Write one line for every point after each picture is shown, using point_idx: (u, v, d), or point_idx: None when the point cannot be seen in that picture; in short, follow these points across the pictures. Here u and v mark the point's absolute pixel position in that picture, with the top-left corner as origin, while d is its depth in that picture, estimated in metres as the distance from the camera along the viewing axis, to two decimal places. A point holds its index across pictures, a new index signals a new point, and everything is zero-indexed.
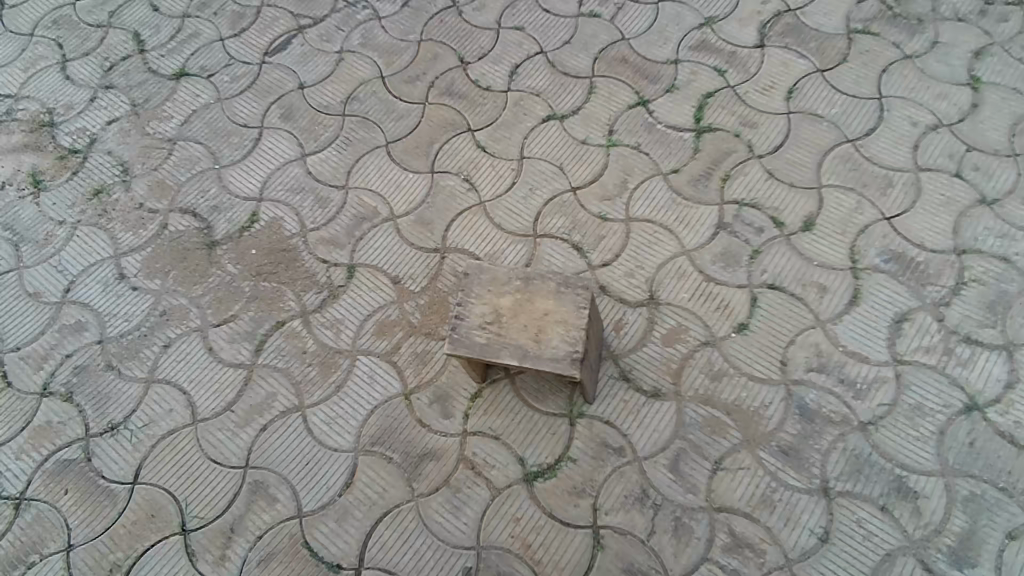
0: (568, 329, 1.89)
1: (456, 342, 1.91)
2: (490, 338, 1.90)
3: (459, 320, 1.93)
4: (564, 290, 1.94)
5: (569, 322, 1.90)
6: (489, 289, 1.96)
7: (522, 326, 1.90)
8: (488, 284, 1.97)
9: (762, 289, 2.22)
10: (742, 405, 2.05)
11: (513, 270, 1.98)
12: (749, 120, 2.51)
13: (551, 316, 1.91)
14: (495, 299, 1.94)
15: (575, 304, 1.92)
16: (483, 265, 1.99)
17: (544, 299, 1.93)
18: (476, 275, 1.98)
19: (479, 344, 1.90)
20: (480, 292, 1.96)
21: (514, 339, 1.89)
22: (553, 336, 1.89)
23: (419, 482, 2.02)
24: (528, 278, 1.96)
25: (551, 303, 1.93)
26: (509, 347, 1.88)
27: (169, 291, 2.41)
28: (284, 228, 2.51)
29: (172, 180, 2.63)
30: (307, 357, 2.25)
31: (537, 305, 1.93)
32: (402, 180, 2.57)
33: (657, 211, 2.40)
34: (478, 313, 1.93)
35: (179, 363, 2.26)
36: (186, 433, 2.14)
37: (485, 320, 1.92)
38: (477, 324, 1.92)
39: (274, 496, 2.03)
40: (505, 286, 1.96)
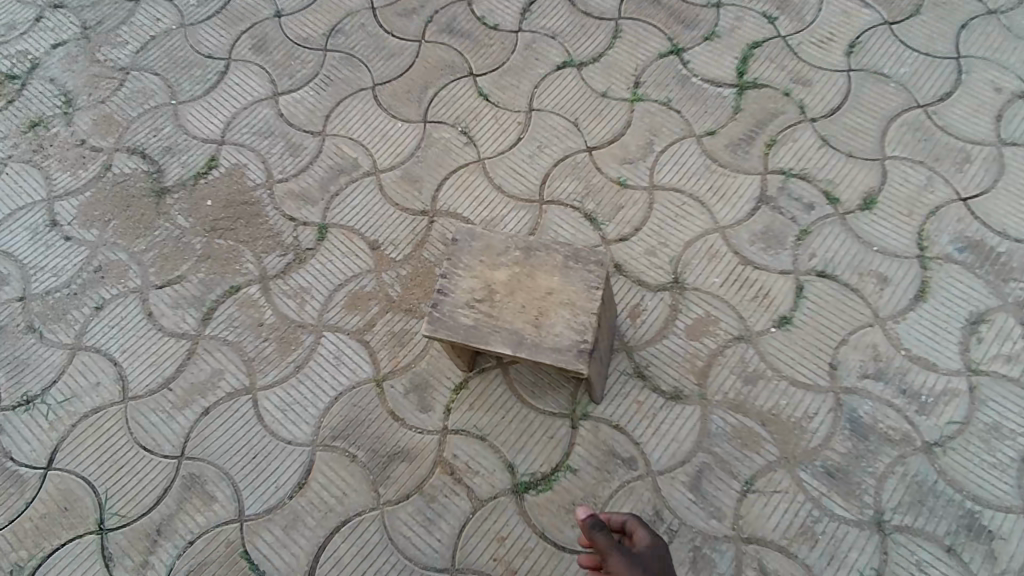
0: (576, 313, 1.53)
1: (438, 322, 1.55)
2: (479, 319, 1.54)
3: (443, 295, 1.57)
4: (573, 264, 1.58)
5: (577, 305, 1.54)
6: (480, 259, 1.60)
7: (519, 306, 1.55)
8: (480, 253, 1.60)
9: (809, 277, 1.86)
10: (781, 414, 1.70)
11: (512, 238, 1.61)
12: (802, 77, 2.13)
13: (555, 296, 1.55)
14: (488, 272, 1.59)
15: (585, 282, 1.56)
16: (475, 231, 1.63)
17: (547, 275, 1.57)
18: (467, 241, 1.62)
19: (465, 327, 1.54)
20: (469, 263, 1.60)
21: (509, 322, 1.54)
22: (556, 320, 1.53)
23: (386, 487, 1.68)
24: (529, 248, 1.60)
25: (557, 281, 1.57)
26: (501, 332, 1.53)
27: (107, 244, 2.05)
28: (247, 177, 2.14)
29: (121, 116, 2.26)
30: (264, 331, 1.90)
31: (538, 282, 1.57)
32: (388, 129, 2.20)
33: (687, 179, 2.03)
34: (466, 289, 1.57)
35: (112, 329, 1.92)
36: (113, 413, 1.79)
37: (474, 296, 1.56)
38: (464, 301, 1.56)
39: (210, 495, 1.69)
40: (501, 257, 1.60)
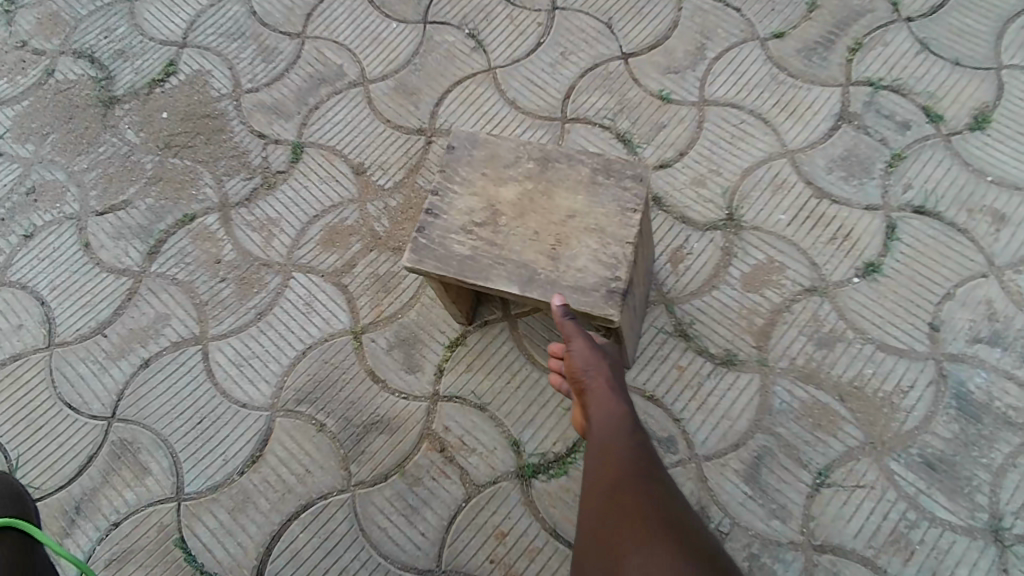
0: (604, 243, 1.16)
1: (424, 251, 1.19)
2: (477, 248, 1.18)
3: (432, 217, 1.21)
4: (602, 180, 1.20)
5: (606, 232, 1.17)
6: (481, 172, 1.23)
7: (529, 232, 1.18)
8: (482, 164, 1.24)
9: (904, 215, 1.46)
10: (866, 387, 1.33)
11: (524, 146, 1.24)
12: None
13: (576, 220, 1.18)
14: (490, 188, 1.22)
15: (618, 204, 1.19)
16: (476, 137, 1.26)
17: (567, 194, 1.20)
18: (465, 149, 1.25)
19: (458, 258, 1.18)
20: (467, 176, 1.23)
21: (516, 252, 1.17)
22: (578, 252, 1.16)
23: (359, 465, 1.35)
24: (545, 158, 1.23)
25: (580, 201, 1.19)
26: (505, 265, 1.16)
27: (42, 161, 1.71)
28: (210, 85, 1.78)
29: (69, 13, 1.89)
30: (220, 269, 1.56)
31: (556, 202, 1.19)
32: (381, 31, 1.81)
33: (746, 93, 1.62)
34: (461, 209, 1.21)
35: (42, 262, 1.59)
36: (35, 362, 1.48)
37: (472, 218, 1.20)
38: (458, 224, 1.20)
39: (144, 467, 1.38)
40: (508, 170, 1.23)
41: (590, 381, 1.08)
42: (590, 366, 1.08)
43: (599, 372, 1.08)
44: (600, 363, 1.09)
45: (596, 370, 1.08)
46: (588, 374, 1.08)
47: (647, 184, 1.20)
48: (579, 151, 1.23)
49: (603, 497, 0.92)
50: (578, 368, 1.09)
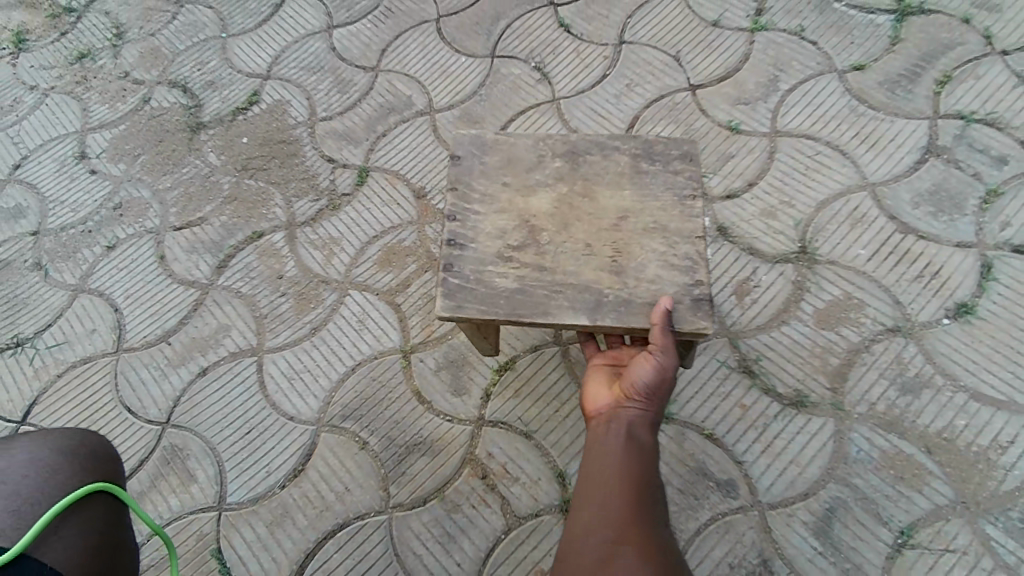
0: (670, 243, 1.15)
1: (462, 293, 1.14)
2: (524, 277, 1.14)
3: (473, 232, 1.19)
4: (647, 170, 1.23)
5: (666, 229, 1.16)
6: (501, 184, 1.23)
7: (581, 245, 1.16)
8: (502, 173, 1.24)
9: (1002, 254, 1.34)
10: (959, 440, 1.19)
11: (541, 144, 1.27)
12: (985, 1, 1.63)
13: (630, 221, 1.17)
14: (519, 200, 1.21)
15: (670, 190, 1.20)
16: (495, 142, 1.28)
17: (610, 190, 1.21)
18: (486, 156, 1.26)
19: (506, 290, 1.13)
20: (486, 192, 1.23)
21: (573, 274, 1.13)
22: (639, 258, 1.14)
23: (399, 487, 1.32)
24: (572, 153, 1.25)
25: (628, 195, 1.20)
26: (565, 289, 1.12)
27: (131, 180, 1.82)
28: (288, 113, 1.87)
29: (168, 49, 2.05)
30: (281, 285, 1.59)
31: (602, 205, 1.19)
32: (450, 65, 1.86)
33: (822, 124, 1.55)
34: (490, 232, 1.18)
35: (120, 272, 1.67)
36: (102, 365, 1.54)
37: (506, 241, 1.17)
38: (496, 250, 1.17)
39: (191, 474, 1.39)
40: (531, 176, 1.23)
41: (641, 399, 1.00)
42: (653, 385, 1.01)
43: (655, 396, 1.01)
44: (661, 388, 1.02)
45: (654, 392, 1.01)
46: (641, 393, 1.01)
47: (693, 162, 1.23)
48: (606, 141, 1.26)
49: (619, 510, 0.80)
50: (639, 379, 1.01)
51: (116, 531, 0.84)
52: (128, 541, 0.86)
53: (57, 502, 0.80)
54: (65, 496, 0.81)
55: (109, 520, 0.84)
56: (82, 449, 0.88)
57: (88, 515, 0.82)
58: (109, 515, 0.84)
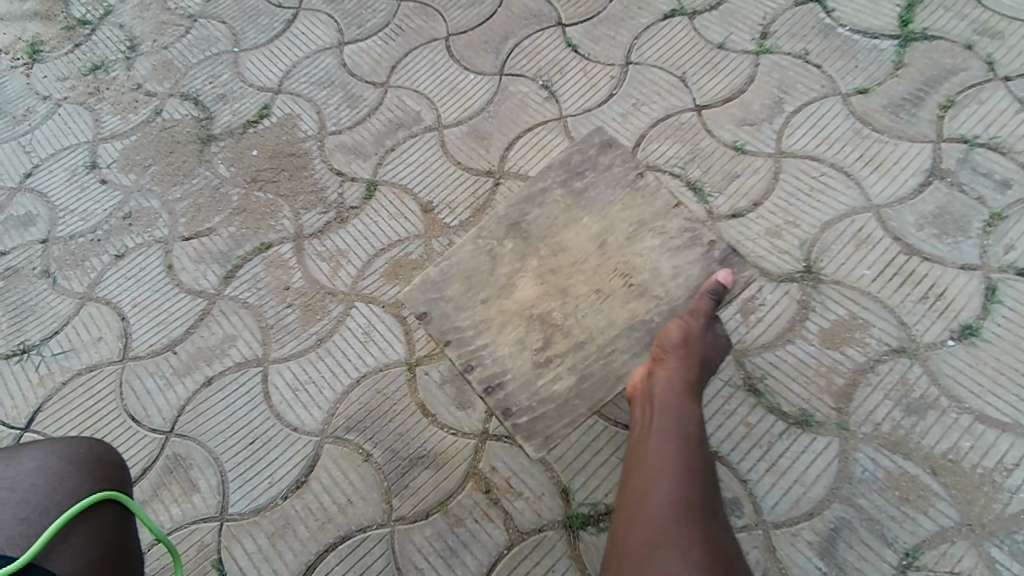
0: (662, 234, 1.27)
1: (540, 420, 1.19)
2: (575, 364, 1.21)
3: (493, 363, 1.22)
4: (584, 188, 1.34)
5: (647, 224, 1.29)
6: (479, 302, 1.27)
7: (592, 292, 1.25)
8: (475, 292, 1.28)
9: (1007, 277, 1.34)
10: (964, 461, 1.18)
11: (482, 244, 1.31)
12: (987, 28, 1.66)
13: (612, 238, 1.28)
14: (506, 305, 1.26)
15: (613, 185, 1.33)
16: (446, 271, 1.30)
17: (570, 228, 1.31)
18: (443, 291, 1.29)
19: (569, 389, 1.19)
20: (471, 318, 1.26)
21: (613, 326, 1.22)
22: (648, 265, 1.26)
23: (403, 499, 1.32)
24: (512, 229, 1.32)
25: (590, 218, 1.31)
26: (614, 347, 1.21)
27: (141, 190, 1.84)
28: (299, 127, 1.90)
29: (181, 62, 2.08)
30: (288, 296, 1.60)
31: (581, 252, 1.28)
32: (459, 82, 1.89)
33: (827, 146, 1.57)
34: (511, 351, 1.22)
35: (128, 281, 1.68)
36: (108, 373, 1.54)
37: (531, 352, 1.22)
38: (528, 363, 1.22)
39: (193, 484, 1.39)
40: (496, 275, 1.28)
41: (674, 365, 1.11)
42: (684, 352, 1.12)
43: (688, 360, 1.11)
44: (693, 353, 1.12)
45: (686, 357, 1.12)
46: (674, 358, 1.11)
47: (612, 148, 1.37)
48: (529, 194, 1.34)
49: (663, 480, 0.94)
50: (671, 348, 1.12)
51: (125, 537, 0.84)
52: (137, 546, 0.86)
53: (64, 511, 0.81)
54: (72, 506, 0.82)
55: (118, 527, 0.84)
56: (92, 457, 0.88)
57: (96, 523, 0.82)
58: (119, 523, 0.85)
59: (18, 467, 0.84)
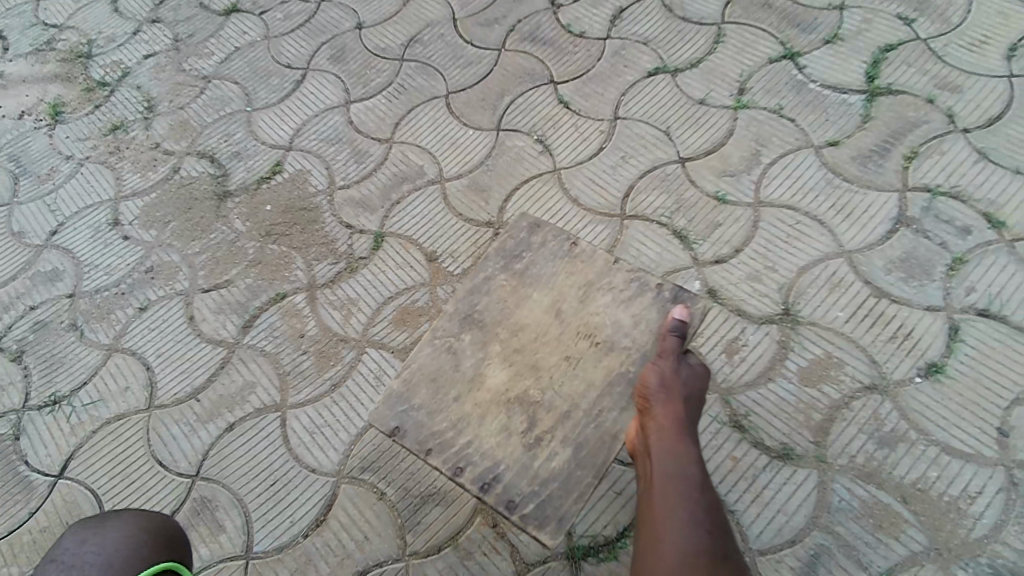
0: (608, 296, 1.39)
1: (548, 502, 1.23)
2: (566, 435, 1.26)
3: (484, 451, 1.27)
4: (525, 268, 1.44)
5: (593, 285, 1.40)
6: (452, 400, 1.32)
7: (564, 360, 1.33)
8: (445, 392, 1.33)
9: (968, 317, 1.46)
10: (933, 490, 1.29)
11: (440, 344, 1.37)
12: (948, 82, 1.78)
13: (565, 306, 1.38)
14: (479, 396, 1.32)
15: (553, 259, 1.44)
16: (409, 379, 1.35)
17: (521, 308, 1.39)
18: (409, 399, 1.33)
19: (568, 462, 1.24)
20: (448, 416, 1.30)
21: (591, 388, 1.30)
22: (609, 319, 1.37)
23: (416, 535, 1.42)
24: (466, 323, 1.39)
25: (538, 294, 1.41)
26: (597, 408, 1.28)
27: (162, 245, 1.95)
28: (309, 182, 2.02)
29: (197, 121, 2.22)
30: (303, 343, 1.71)
31: (540, 333, 1.36)
32: (458, 137, 2.03)
33: (801, 196, 1.70)
34: (497, 440, 1.27)
35: (152, 332, 1.78)
36: (135, 421, 1.63)
37: (518, 437, 1.27)
38: (522, 445, 1.26)
39: (219, 524, 1.48)
40: (463, 369, 1.34)
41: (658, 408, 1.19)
42: (663, 395, 1.20)
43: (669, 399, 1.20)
44: (671, 392, 1.21)
45: (666, 397, 1.20)
46: (657, 401, 1.19)
47: (540, 228, 1.48)
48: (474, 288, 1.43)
49: (670, 532, 1.04)
50: (652, 392, 1.20)
51: None
52: None
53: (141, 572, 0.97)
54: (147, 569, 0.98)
55: None
56: (158, 531, 1.05)
57: None
58: None
59: (103, 536, 0.99)
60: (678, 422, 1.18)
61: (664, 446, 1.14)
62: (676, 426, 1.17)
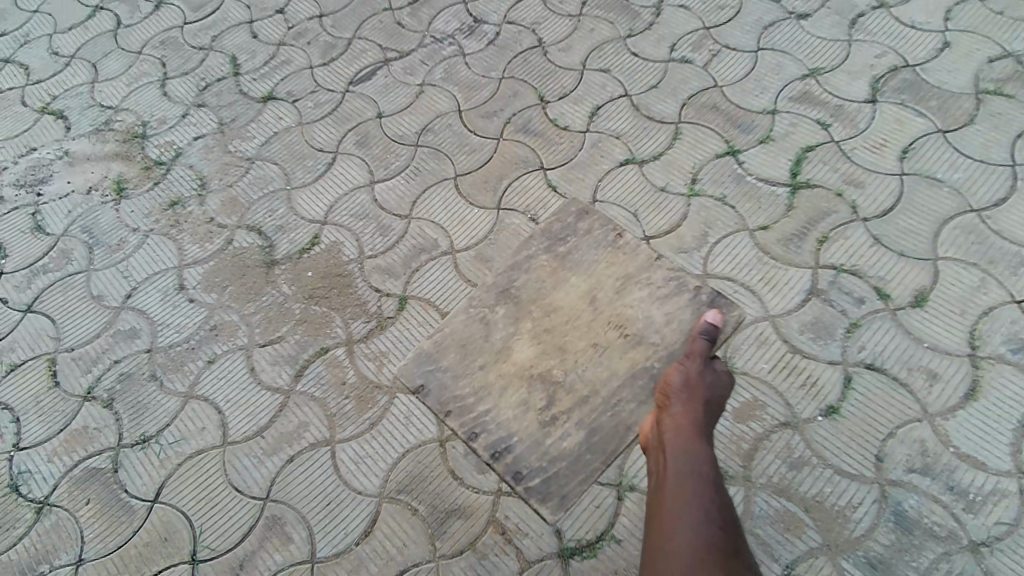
0: (632, 288, 1.91)
1: (552, 480, 1.69)
2: (579, 417, 1.75)
3: (498, 422, 1.76)
4: (566, 255, 1.98)
5: (630, 278, 1.92)
6: (479, 366, 1.84)
7: (589, 343, 1.84)
8: (481, 354, 1.85)
9: (859, 369, 1.93)
10: (826, 502, 1.76)
11: (477, 314, 1.91)
12: (853, 179, 2.26)
13: (600, 294, 1.91)
14: (505, 366, 1.83)
15: (595, 247, 1.99)
16: (444, 343, 1.88)
17: (559, 289, 1.93)
18: (440, 360, 1.86)
19: (579, 443, 1.71)
20: (473, 381, 1.82)
21: (611, 373, 1.80)
22: (640, 313, 1.87)
23: (443, 542, 1.85)
24: (504, 297, 1.93)
25: (576, 278, 1.94)
26: (609, 391, 1.77)
27: (223, 306, 2.37)
28: (343, 253, 2.44)
29: (244, 198, 2.64)
30: (345, 389, 2.13)
31: (574, 313, 1.89)
32: (466, 215, 2.47)
33: (738, 269, 2.16)
34: (513, 415, 1.76)
35: (220, 381, 2.20)
36: (214, 455, 2.05)
37: (534, 410, 1.77)
38: (534, 421, 1.75)
39: (288, 536, 1.91)
40: (495, 338, 1.87)
41: (681, 413, 1.56)
42: (685, 402, 1.57)
43: (689, 408, 1.57)
44: (691, 402, 1.58)
45: (688, 405, 1.57)
46: (680, 409, 1.56)
47: (586, 221, 2.03)
48: (519, 265, 1.97)
49: (685, 515, 1.36)
50: (677, 401, 1.58)
51: None
52: None
53: None
54: None
55: None
56: None
57: None
58: None
59: None
60: (695, 427, 1.53)
61: (683, 445, 1.49)
62: (693, 430, 1.52)
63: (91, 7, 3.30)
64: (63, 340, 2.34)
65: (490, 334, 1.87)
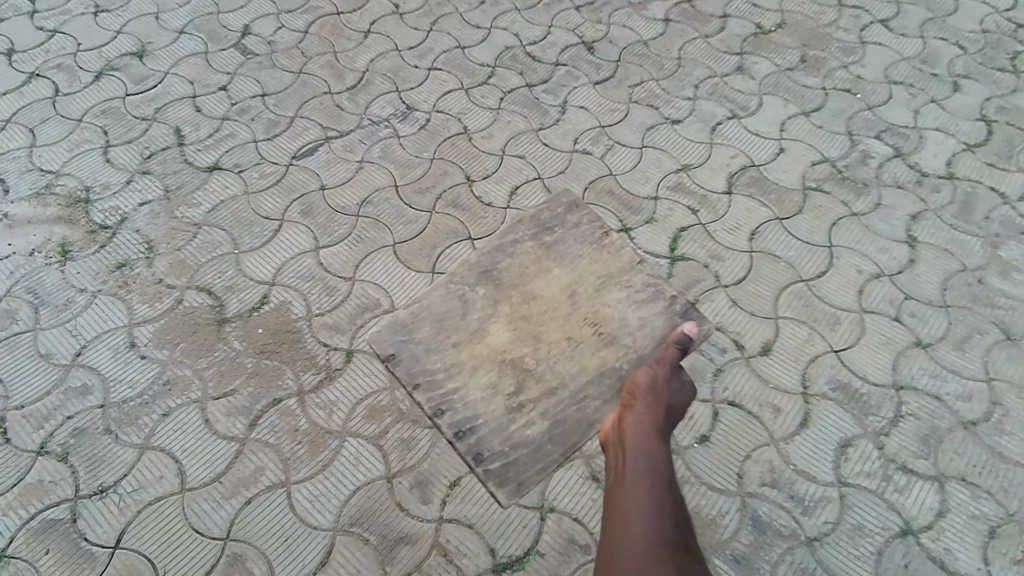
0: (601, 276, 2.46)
1: (509, 465, 2.12)
2: (542, 402, 2.21)
3: (464, 403, 2.23)
4: (550, 246, 2.52)
5: (607, 270, 2.46)
6: (457, 340, 2.34)
7: (560, 323, 2.36)
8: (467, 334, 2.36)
9: (723, 405, 2.47)
10: (701, 513, 2.27)
11: (459, 292, 2.42)
12: (716, 254, 2.85)
13: (577, 285, 2.43)
14: (483, 342, 2.33)
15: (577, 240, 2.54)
16: (424, 317, 2.38)
17: (543, 270, 2.47)
18: (419, 334, 2.35)
19: (538, 427, 2.17)
20: (448, 353, 2.31)
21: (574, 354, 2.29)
22: (613, 310, 2.38)
23: (393, 566, 2.15)
24: (486, 277, 2.45)
25: (559, 267, 2.48)
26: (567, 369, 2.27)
27: (175, 362, 2.55)
28: (291, 312, 2.71)
29: (192, 261, 2.84)
30: (298, 435, 2.38)
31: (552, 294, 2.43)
32: (404, 279, 2.82)
33: None
34: (478, 397, 2.22)
35: (176, 432, 2.38)
36: (173, 501, 2.24)
37: (501, 391, 2.25)
38: (499, 404, 2.22)
39: (250, 571, 2.14)
40: (475, 318, 2.37)
41: (646, 416, 1.98)
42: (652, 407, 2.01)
43: (653, 413, 2.00)
44: (655, 407, 2.01)
45: (653, 410, 2.00)
46: (645, 414, 1.98)
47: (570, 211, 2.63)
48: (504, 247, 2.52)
49: (644, 510, 1.69)
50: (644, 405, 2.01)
51: None
52: None
53: None
54: None
55: None
56: None
57: None
58: None
59: None
60: (654, 434, 1.93)
61: (644, 446, 1.88)
62: (653, 435, 1.93)
63: (26, 73, 3.42)
64: (12, 398, 2.46)
65: (469, 314, 2.37)
